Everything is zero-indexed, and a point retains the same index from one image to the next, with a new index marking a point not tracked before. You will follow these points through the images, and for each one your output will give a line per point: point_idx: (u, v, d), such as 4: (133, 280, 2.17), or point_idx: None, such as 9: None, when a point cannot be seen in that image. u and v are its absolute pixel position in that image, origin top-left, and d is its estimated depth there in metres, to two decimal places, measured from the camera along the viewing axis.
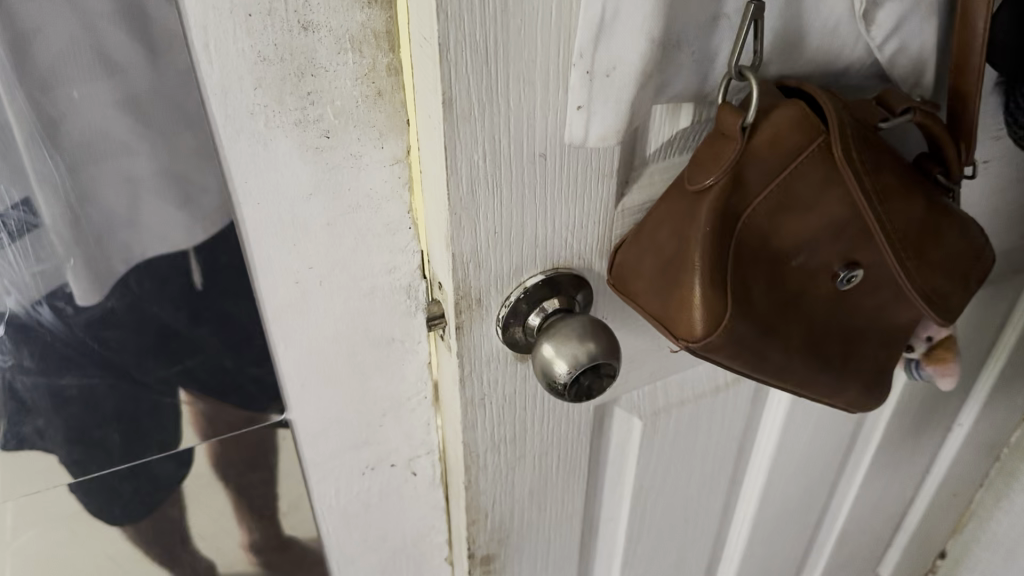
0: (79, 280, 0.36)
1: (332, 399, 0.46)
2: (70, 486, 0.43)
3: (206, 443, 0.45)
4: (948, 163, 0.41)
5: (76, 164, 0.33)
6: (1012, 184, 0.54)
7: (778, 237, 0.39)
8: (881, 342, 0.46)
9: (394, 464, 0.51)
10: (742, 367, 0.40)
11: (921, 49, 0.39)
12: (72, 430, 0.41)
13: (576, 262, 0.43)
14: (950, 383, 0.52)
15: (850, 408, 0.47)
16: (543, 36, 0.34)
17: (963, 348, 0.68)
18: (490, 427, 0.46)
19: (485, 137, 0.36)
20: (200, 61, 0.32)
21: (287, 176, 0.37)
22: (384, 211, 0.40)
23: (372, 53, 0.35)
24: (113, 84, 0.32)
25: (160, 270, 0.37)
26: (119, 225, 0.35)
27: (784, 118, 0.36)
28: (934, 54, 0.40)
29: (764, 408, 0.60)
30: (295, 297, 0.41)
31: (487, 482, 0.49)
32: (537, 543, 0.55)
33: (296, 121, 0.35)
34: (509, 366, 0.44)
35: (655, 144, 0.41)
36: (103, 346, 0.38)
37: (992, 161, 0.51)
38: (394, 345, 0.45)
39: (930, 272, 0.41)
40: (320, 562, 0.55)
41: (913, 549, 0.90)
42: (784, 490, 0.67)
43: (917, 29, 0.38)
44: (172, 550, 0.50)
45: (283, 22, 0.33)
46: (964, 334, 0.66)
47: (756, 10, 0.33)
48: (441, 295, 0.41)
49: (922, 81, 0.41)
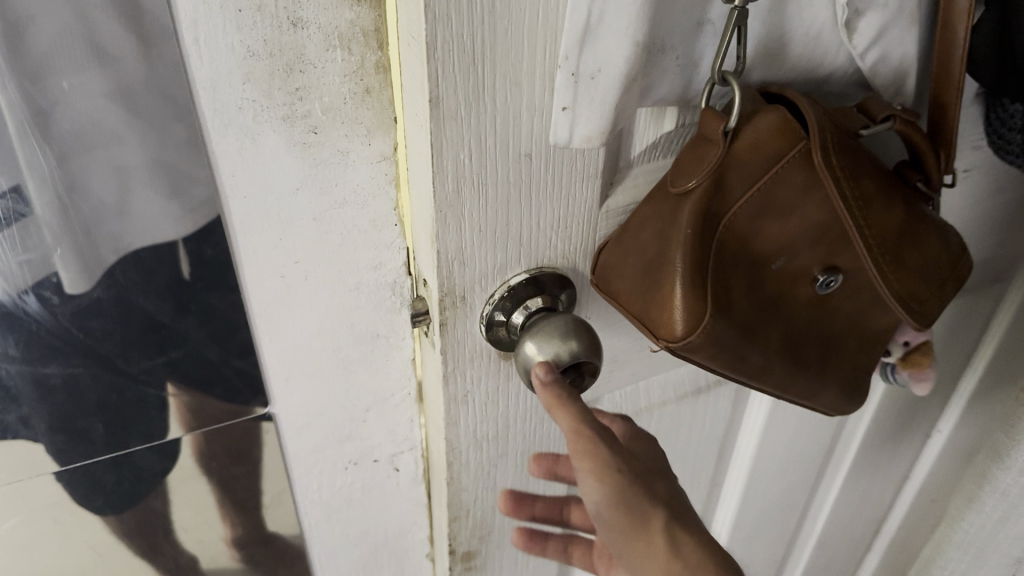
0: (67, 269, 0.38)
1: (318, 394, 0.50)
2: (53, 474, 0.46)
3: (190, 434, 0.48)
4: (928, 171, 0.44)
5: (66, 154, 0.35)
6: (987, 195, 0.59)
7: (758, 241, 0.40)
8: (860, 346, 0.47)
9: (377, 459, 0.56)
10: (721, 368, 0.41)
11: (902, 59, 0.43)
12: (59, 418, 0.44)
13: (561, 262, 0.45)
14: (925, 389, 0.56)
15: (830, 409, 0.49)
16: (529, 37, 0.35)
17: (945, 351, 0.73)
18: (471, 424, 0.50)
19: (471, 135, 0.36)
20: (190, 55, 0.34)
21: (275, 171, 0.39)
22: (369, 208, 0.43)
23: (360, 51, 0.37)
24: (105, 74, 0.33)
25: (146, 262, 0.40)
26: (107, 214, 0.37)
27: (765, 124, 0.38)
28: (914, 65, 0.44)
29: (746, 410, 0.66)
30: (282, 290, 0.44)
31: (469, 478, 0.53)
32: (517, 540, 0.60)
33: (284, 116, 0.37)
34: (492, 364, 0.47)
35: (641, 148, 0.44)
36: (88, 335, 0.41)
37: (972, 170, 0.56)
38: (378, 341, 0.49)
39: (908, 277, 0.42)
40: (302, 556, 0.60)
41: (891, 553, 0.96)
42: (763, 491, 0.74)
43: (897, 39, 0.42)
44: (154, 542, 0.53)
45: (273, 19, 0.34)
46: (944, 337, 0.71)
47: (740, 17, 0.34)
48: (427, 292, 0.44)
49: (903, 89, 0.45)
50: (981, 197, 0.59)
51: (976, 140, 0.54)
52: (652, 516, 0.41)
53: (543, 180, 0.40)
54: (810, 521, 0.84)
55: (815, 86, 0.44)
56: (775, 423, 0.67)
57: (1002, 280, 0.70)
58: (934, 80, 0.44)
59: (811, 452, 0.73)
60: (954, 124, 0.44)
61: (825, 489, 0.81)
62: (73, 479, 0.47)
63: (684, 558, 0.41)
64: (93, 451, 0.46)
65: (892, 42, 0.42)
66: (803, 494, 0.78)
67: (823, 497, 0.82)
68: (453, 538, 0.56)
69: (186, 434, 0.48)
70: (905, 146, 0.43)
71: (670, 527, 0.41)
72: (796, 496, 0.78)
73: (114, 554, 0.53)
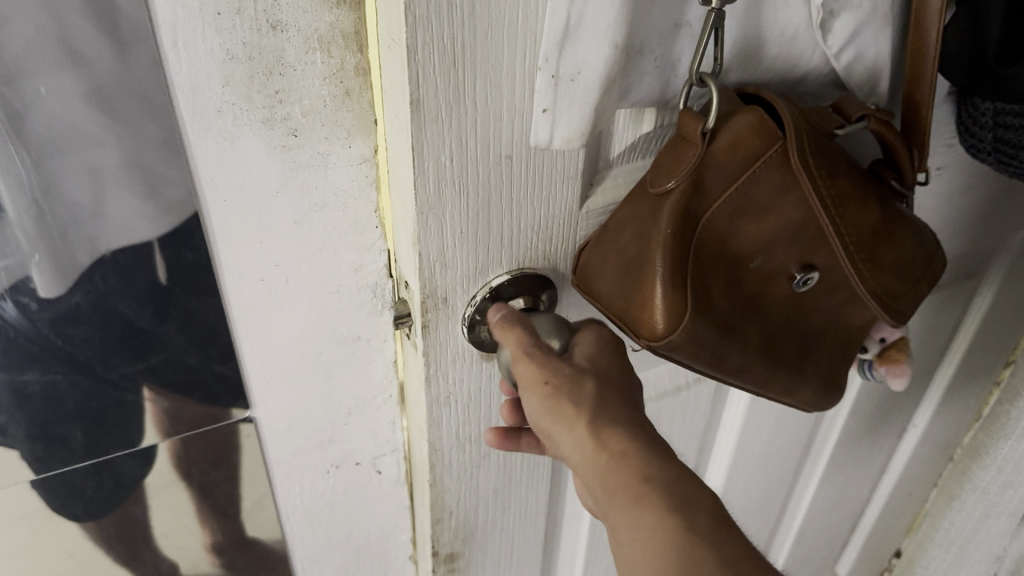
0: (44, 274, 0.38)
1: (299, 398, 0.50)
2: (31, 482, 0.46)
3: (171, 440, 0.48)
4: (902, 169, 0.45)
5: (40, 157, 0.34)
6: (959, 193, 0.60)
7: (736, 240, 0.40)
8: (837, 343, 0.48)
9: (359, 462, 0.56)
10: (700, 365, 0.42)
11: (876, 59, 0.44)
12: (38, 425, 0.43)
13: (543, 263, 0.45)
14: (901, 384, 0.56)
15: (808, 405, 0.49)
16: (509, 40, 0.35)
17: (920, 347, 0.75)
18: (454, 425, 0.50)
19: (453, 137, 0.37)
20: (168, 58, 0.34)
21: (254, 174, 0.39)
22: (349, 211, 0.43)
23: (340, 54, 0.37)
24: (79, 76, 0.33)
25: (125, 267, 0.39)
26: (83, 217, 0.37)
27: (743, 125, 0.38)
28: (887, 64, 0.44)
29: (725, 407, 0.66)
30: (263, 294, 0.44)
31: (452, 480, 0.53)
32: (499, 542, 0.60)
33: (263, 119, 0.37)
34: (475, 365, 0.47)
35: (620, 149, 0.44)
36: (67, 342, 0.40)
37: (944, 168, 0.58)
38: (360, 343, 0.49)
39: (884, 274, 0.43)
40: (284, 561, 0.60)
41: (869, 547, 0.97)
42: (743, 486, 0.74)
43: (870, 40, 0.42)
44: (135, 549, 0.53)
45: (252, 22, 0.34)
46: (919, 333, 0.72)
47: (716, 19, 0.35)
48: (409, 294, 0.43)
49: (877, 89, 0.45)
50: (954, 195, 0.60)
51: (947, 138, 0.55)
52: (578, 409, 0.39)
53: (525, 181, 0.40)
54: (788, 517, 0.85)
55: (790, 86, 0.44)
56: (754, 420, 0.67)
57: (974, 277, 0.71)
58: (906, 80, 0.45)
59: (790, 448, 0.74)
60: (926, 123, 0.45)
61: (804, 484, 0.82)
62: (52, 487, 0.46)
63: (609, 449, 0.39)
64: (73, 458, 0.46)
65: (866, 42, 0.42)
66: (782, 489, 0.79)
67: (802, 493, 0.83)
68: (436, 540, 0.56)
69: (166, 440, 0.48)
70: (880, 145, 0.44)
71: (597, 420, 0.39)
72: (775, 492, 0.79)
73: (93, 562, 0.52)
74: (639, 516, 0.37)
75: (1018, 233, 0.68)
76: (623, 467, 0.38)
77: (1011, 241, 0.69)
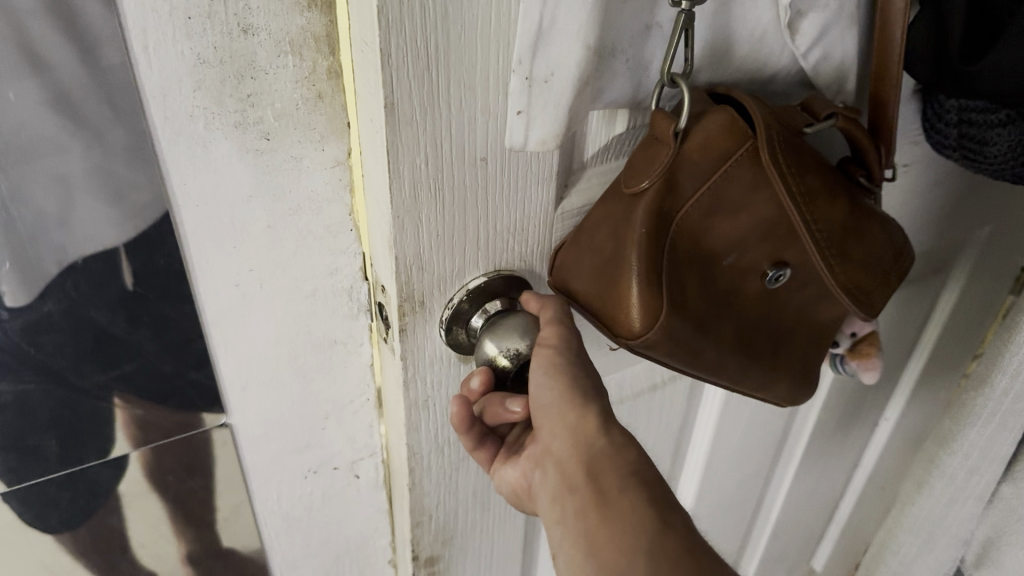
0: (11, 283, 0.37)
1: (275, 403, 0.49)
2: (3, 494, 0.45)
3: (145, 449, 0.47)
4: (871, 167, 0.46)
5: (4, 164, 0.34)
6: (925, 189, 0.62)
7: (710, 239, 0.41)
8: (810, 338, 0.48)
9: (337, 467, 0.55)
10: (677, 363, 0.42)
11: (843, 58, 0.45)
12: (10, 436, 0.42)
13: (520, 265, 0.45)
14: (873, 377, 0.57)
15: (783, 401, 0.50)
16: (482, 42, 0.35)
17: (890, 342, 0.76)
18: (432, 428, 0.49)
19: (427, 140, 0.37)
20: (137, 62, 0.34)
21: (227, 178, 0.39)
22: (324, 214, 0.42)
23: (312, 57, 0.37)
24: (40, 81, 0.32)
25: (95, 274, 0.39)
26: (50, 225, 0.36)
27: (715, 124, 0.39)
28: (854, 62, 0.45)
29: (701, 404, 0.67)
30: (237, 299, 0.43)
31: (431, 483, 0.53)
32: (479, 544, 0.60)
33: (236, 122, 0.37)
34: (452, 368, 0.47)
35: (594, 150, 0.44)
36: (38, 350, 0.40)
37: (911, 165, 0.59)
38: (336, 347, 0.49)
39: (855, 269, 0.44)
40: (262, 568, 0.59)
41: (844, 540, 0.98)
42: (720, 483, 0.75)
43: (837, 40, 0.43)
44: (110, 559, 0.52)
45: (222, 26, 0.34)
46: (889, 329, 0.74)
47: (688, 20, 0.35)
48: (385, 299, 0.43)
49: (845, 87, 0.46)
50: (921, 192, 0.62)
51: (913, 136, 0.56)
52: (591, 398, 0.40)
53: (499, 183, 0.40)
54: (765, 512, 0.86)
55: (759, 86, 0.45)
56: (730, 417, 0.68)
57: (943, 271, 0.72)
58: (873, 79, 0.46)
59: (765, 443, 0.75)
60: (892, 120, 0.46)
61: (779, 480, 0.83)
62: (25, 498, 0.46)
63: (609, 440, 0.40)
64: (46, 469, 0.45)
65: (833, 42, 0.43)
66: (758, 485, 0.80)
67: (777, 488, 0.83)
68: (416, 544, 0.56)
69: (141, 449, 0.47)
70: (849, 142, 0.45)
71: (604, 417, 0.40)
72: (751, 488, 0.79)
73: None
74: (619, 500, 0.37)
75: (983, 227, 0.70)
76: (618, 458, 0.39)
77: (977, 236, 0.70)
